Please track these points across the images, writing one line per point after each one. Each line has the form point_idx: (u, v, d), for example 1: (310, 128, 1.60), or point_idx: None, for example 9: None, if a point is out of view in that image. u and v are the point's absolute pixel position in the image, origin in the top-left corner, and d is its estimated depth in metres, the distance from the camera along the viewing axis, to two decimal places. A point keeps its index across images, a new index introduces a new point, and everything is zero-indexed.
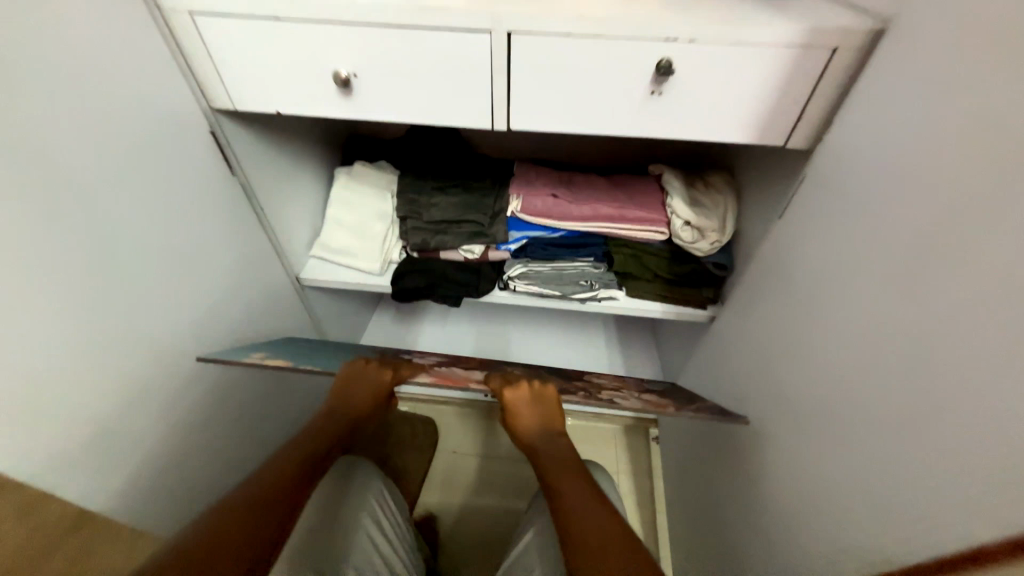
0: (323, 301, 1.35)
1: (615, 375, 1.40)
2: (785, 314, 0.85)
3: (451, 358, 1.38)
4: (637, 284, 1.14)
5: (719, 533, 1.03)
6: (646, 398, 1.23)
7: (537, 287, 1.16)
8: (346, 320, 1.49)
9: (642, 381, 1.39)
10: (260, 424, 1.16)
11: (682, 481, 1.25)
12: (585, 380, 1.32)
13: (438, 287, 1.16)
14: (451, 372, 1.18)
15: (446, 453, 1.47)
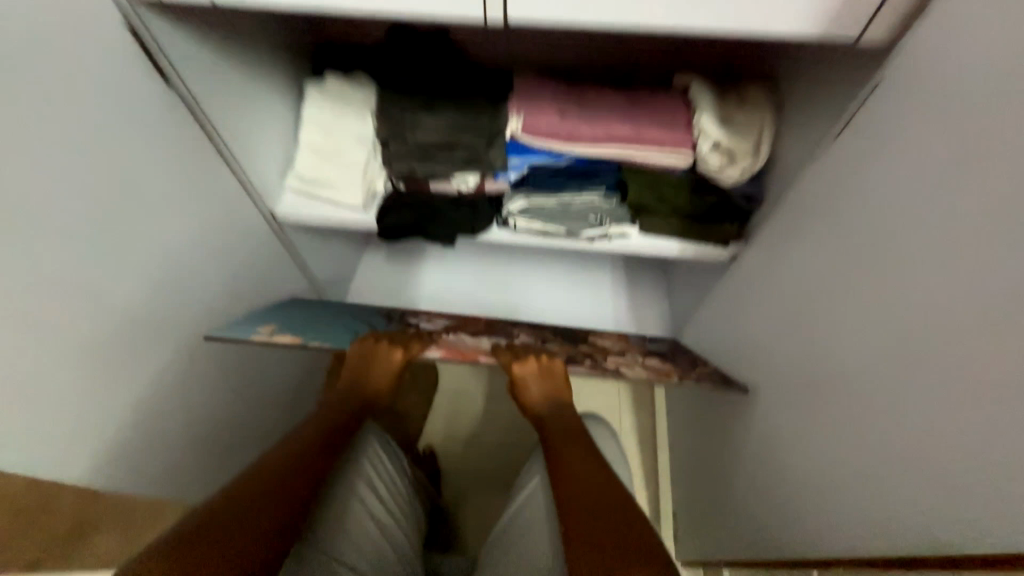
0: (309, 242, 1.25)
1: (620, 334, 1.35)
2: (841, 267, 0.76)
3: (461, 318, 1.38)
4: (653, 218, 1.00)
5: (742, 475, 1.02)
6: (650, 363, 1.18)
7: (539, 223, 1.03)
8: (334, 261, 1.39)
9: (644, 339, 1.35)
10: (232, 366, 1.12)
11: (695, 423, 1.24)
12: (592, 338, 1.31)
13: (430, 226, 1.06)
14: (462, 343, 1.20)
15: (449, 392, 1.43)
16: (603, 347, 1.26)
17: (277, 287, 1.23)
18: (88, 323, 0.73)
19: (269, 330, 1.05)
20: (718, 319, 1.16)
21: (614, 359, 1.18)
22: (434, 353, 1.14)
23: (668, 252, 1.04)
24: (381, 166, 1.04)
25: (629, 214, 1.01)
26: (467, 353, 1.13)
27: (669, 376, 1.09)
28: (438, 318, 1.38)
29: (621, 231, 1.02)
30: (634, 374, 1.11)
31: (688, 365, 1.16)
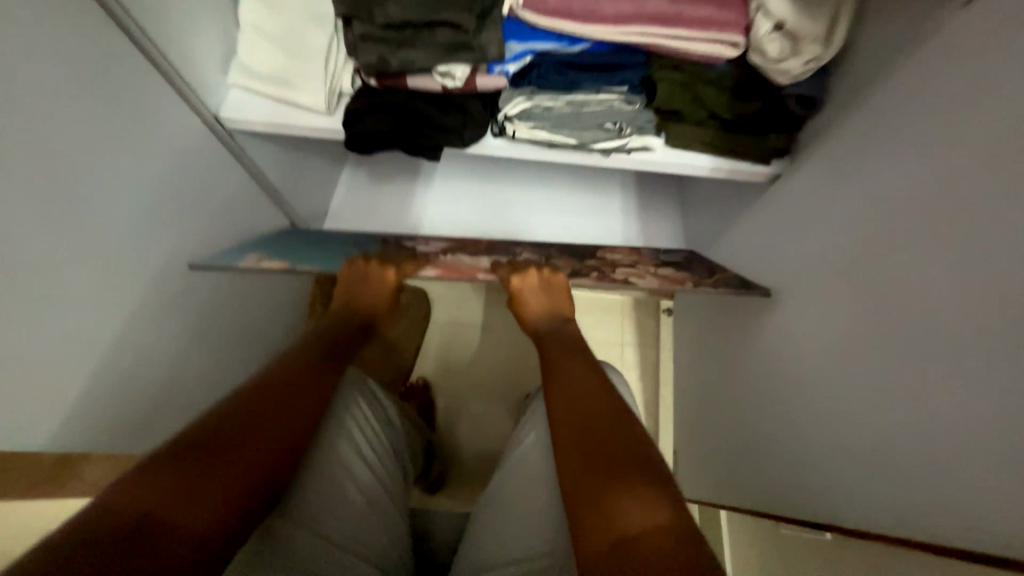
0: (273, 155, 1.05)
1: (630, 249, 1.22)
2: (923, 192, 0.60)
3: (460, 239, 1.26)
4: (684, 127, 0.82)
5: (753, 423, 0.93)
6: (662, 274, 1.08)
7: (546, 132, 0.82)
8: (306, 180, 1.21)
9: (659, 253, 1.22)
10: (211, 305, 1.00)
11: (697, 357, 1.17)
12: (601, 254, 1.20)
13: (415, 139, 0.85)
14: (462, 263, 1.12)
15: (440, 326, 1.36)
16: (612, 261, 1.16)
17: (250, 214, 1.07)
18: (34, 263, 0.60)
19: (258, 258, 1.02)
20: (741, 245, 1.01)
21: (626, 274, 1.09)
22: (430, 272, 1.07)
23: (695, 170, 0.87)
24: (347, 57, 0.86)
25: (654, 121, 0.83)
26: (464, 270, 1.06)
27: (684, 285, 0.99)
28: (436, 241, 1.26)
29: (645, 143, 0.84)
30: (645, 283, 1.03)
31: (705, 272, 1.05)
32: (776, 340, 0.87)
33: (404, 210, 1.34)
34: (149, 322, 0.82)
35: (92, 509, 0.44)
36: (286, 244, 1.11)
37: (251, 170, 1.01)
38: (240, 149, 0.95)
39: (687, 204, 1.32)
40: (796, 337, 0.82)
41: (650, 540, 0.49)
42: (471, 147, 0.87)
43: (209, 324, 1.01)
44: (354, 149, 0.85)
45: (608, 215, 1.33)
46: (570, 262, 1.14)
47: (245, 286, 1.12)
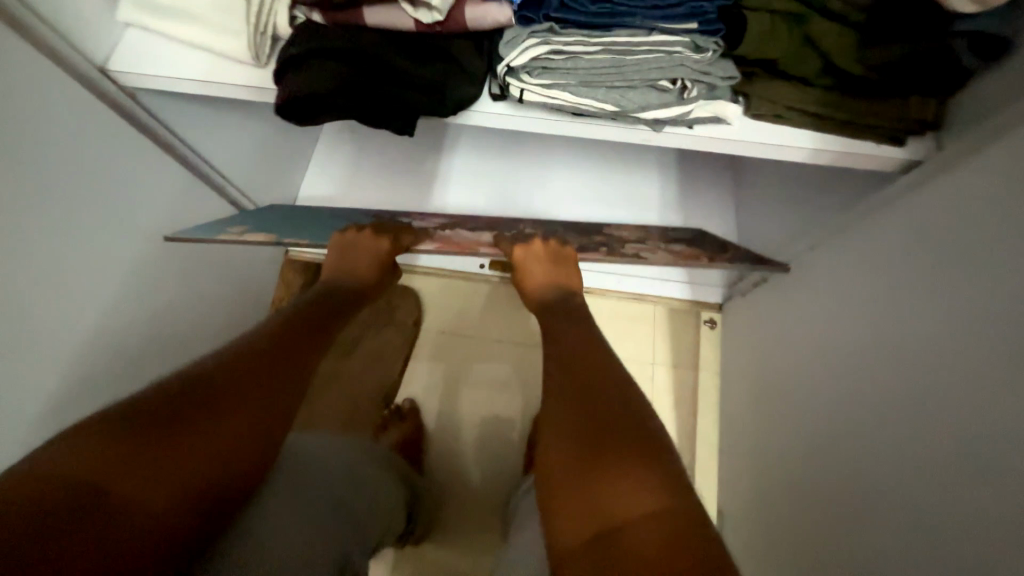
0: (213, 127, 0.80)
1: (635, 226, 0.97)
2: None
3: (455, 216, 0.98)
4: (774, 86, 0.55)
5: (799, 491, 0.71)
6: (674, 250, 0.83)
7: (571, 93, 0.55)
8: (271, 161, 0.98)
9: (665, 229, 0.96)
10: (169, 326, 0.80)
11: (747, 388, 0.93)
12: (609, 231, 0.95)
13: (376, 102, 0.56)
14: (461, 237, 0.84)
15: (431, 333, 1.12)
16: (621, 237, 0.89)
17: (196, 200, 0.83)
18: None
19: (243, 231, 0.80)
20: (816, 253, 0.74)
21: (642, 244, 0.84)
22: (432, 244, 0.81)
23: (788, 153, 0.59)
24: None
25: (737, 79, 0.54)
26: (465, 245, 0.81)
27: (698, 259, 0.77)
28: (435, 221, 0.96)
29: (714, 113, 0.56)
30: (659, 258, 0.78)
31: (716, 249, 0.84)
32: (852, 392, 0.61)
33: (396, 191, 1.07)
34: (63, 342, 0.61)
35: (19, 476, 0.36)
36: (273, 214, 0.92)
37: (179, 157, 0.76)
38: (155, 121, 0.70)
39: (742, 190, 1.04)
40: (878, 399, 0.56)
41: (642, 548, 0.38)
42: (460, 114, 0.60)
43: (161, 340, 0.78)
44: (297, 120, 0.58)
45: (642, 201, 1.05)
46: (585, 238, 0.89)
47: (209, 297, 0.89)
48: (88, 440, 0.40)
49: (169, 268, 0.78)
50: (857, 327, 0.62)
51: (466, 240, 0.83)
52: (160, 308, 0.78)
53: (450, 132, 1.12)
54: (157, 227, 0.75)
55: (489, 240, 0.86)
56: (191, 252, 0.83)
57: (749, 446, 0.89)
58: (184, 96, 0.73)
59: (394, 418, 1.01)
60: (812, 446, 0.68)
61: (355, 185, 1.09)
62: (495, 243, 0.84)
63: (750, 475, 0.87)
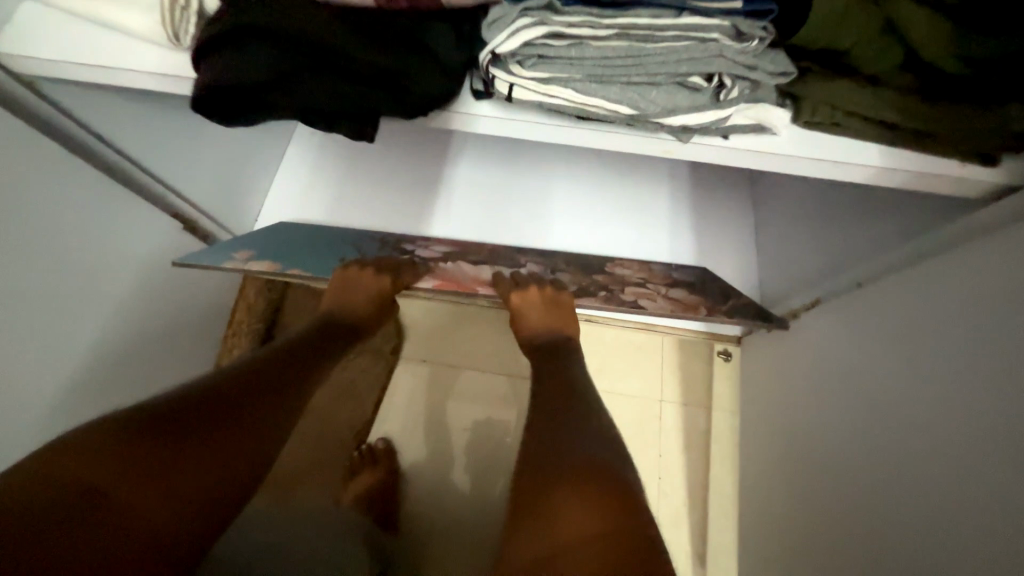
0: (158, 129, 0.67)
1: (639, 261, 0.89)
2: None
3: (462, 244, 0.90)
4: (833, 87, 0.43)
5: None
6: (673, 296, 0.79)
7: (575, 90, 0.43)
8: (238, 164, 0.85)
9: (669, 266, 0.88)
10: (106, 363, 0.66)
11: (764, 434, 0.81)
12: (607, 266, 0.87)
13: (322, 96, 0.43)
14: (460, 273, 0.82)
15: (413, 363, 0.97)
16: (620, 275, 0.84)
17: (142, 216, 0.70)
18: None
19: (248, 257, 0.80)
20: (867, 290, 0.62)
21: (643, 285, 0.81)
22: (429, 279, 0.81)
23: (848, 173, 0.47)
24: None
25: (792, 76, 0.42)
26: (465, 285, 0.80)
27: (697, 312, 0.76)
28: (439, 247, 0.89)
29: (756, 121, 0.45)
30: (653, 306, 0.76)
31: (720, 296, 0.81)
32: (933, 470, 0.48)
33: (379, 208, 0.94)
34: None
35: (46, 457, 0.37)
36: (273, 236, 0.88)
37: (102, 163, 0.62)
38: (82, 129, 0.58)
39: (762, 210, 0.93)
40: (985, 467, 0.43)
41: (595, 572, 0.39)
42: (439, 115, 0.48)
43: (90, 381, 0.63)
44: (221, 120, 0.45)
45: (651, 218, 0.94)
46: (591, 278, 0.83)
47: (157, 325, 0.75)
48: (102, 431, 0.40)
49: (107, 290, 0.65)
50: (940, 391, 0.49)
51: (466, 278, 0.81)
52: (90, 344, 0.63)
53: (453, 143, 0.99)
54: (91, 249, 0.62)
55: (494, 275, 0.81)
56: (138, 277, 0.71)
57: (772, 506, 0.76)
58: (109, 88, 0.60)
59: (366, 460, 0.88)
60: (875, 529, 0.54)
61: (336, 194, 0.96)
62: (494, 282, 0.80)
63: (778, 543, 0.74)
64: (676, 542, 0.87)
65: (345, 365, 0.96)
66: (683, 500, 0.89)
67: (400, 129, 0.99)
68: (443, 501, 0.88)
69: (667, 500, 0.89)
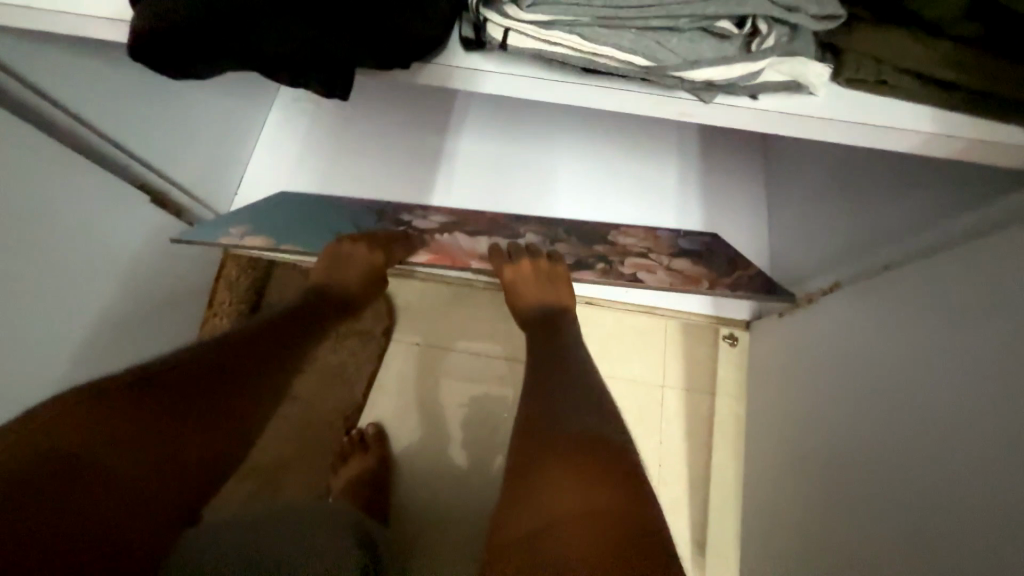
0: (117, 90, 0.60)
1: (644, 228, 0.84)
2: None
3: (462, 214, 0.84)
4: (882, 36, 0.37)
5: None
6: (676, 268, 0.78)
7: (582, 36, 0.37)
8: (215, 132, 0.78)
9: (676, 234, 0.84)
10: (77, 347, 0.61)
11: (771, 423, 0.77)
12: (609, 233, 0.83)
13: (285, 47, 0.37)
14: (456, 245, 0.80)
15: (405, 345, 0.93)
16: (621, 246, 0.82)
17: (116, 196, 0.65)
18: None
19: (244, 231, 0.80)
20: (893, 274, 0.56)
21: (644, 257, 0.79)
22: (423, 252, 0.80)
23: (892, 141, 0.41)
24: None
25: (841, 21, 0.35)
26: (458, 259, 0.79)
27: (698, 285, 0.76)
28: (439, 217, 0.84)
29: (792, 77, 0.38)
30: (653, 280, 0.77)
31: (726, 266, 0.79)
32: (953, 470, 0.44)
33: (369, 180, 0.88)
34: None
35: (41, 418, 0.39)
36: (272, 206, 0.85)
37: (56, 123, 0.55)
38: (32, 91, 0.52)
39: (776, 186, 0.87)
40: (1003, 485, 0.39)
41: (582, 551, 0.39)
42: (423, 69, 0.42)
43: (59, 369, 0.58)
44: (171, 74, 0.39)
45: (659, 194, 0.87)
46: (587, 250, 0.81)
47: (134, 305, 0.69)
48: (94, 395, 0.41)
49: (78, 268, 0.60)
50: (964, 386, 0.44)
51: (461, 252, 0.80)
52: (58, 329, 0.58)
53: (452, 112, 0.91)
54: (58, 223, 0.56)
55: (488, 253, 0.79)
56: (119, 256, 0.66)
57: (776, 497, 0.73)
58: (58, 38, 0.53)
59: (356, 447, 0.85)
60: (880, 529, 0.51)
61: (320, 165, 0.89)
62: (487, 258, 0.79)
63: (779, 537, 0.71)
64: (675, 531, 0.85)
65: (336, 347, 0.92)
66: (684, 489, 0.87)
67: (390, 96, 0.91)
68: (437, 489, 0.85)
69: (667, 489, 0.87)
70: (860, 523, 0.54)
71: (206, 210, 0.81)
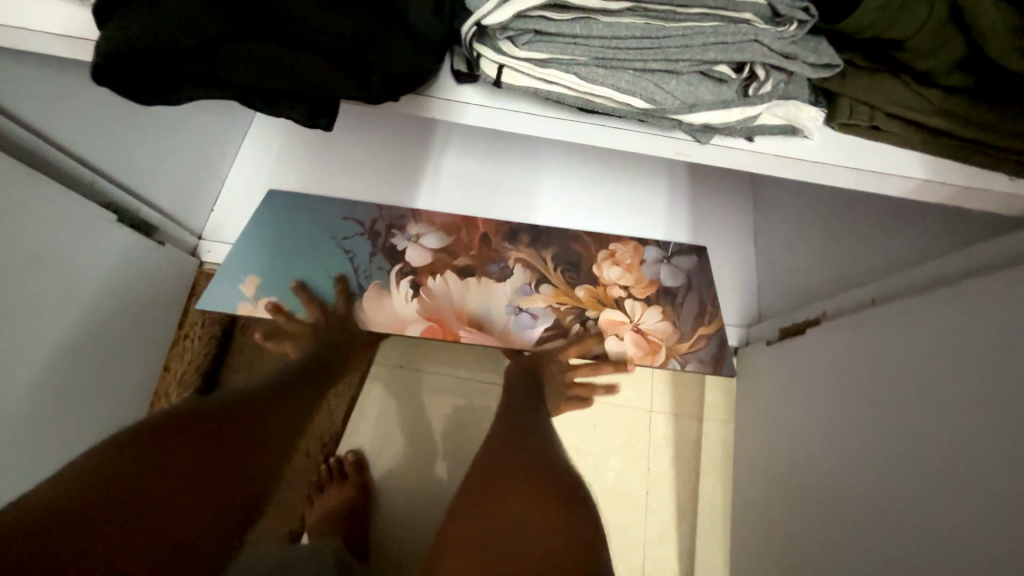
0: (87, 107, 0.56)
1: (634, 245, 0.86)
2: None
3: (454, 234, 0.83)
4: (879, 85, 0.37)
5: None
6: (645, 329, 0.81)
7: (579, 76, 0.36)
8: (195, 150, 0.75)
9: (664, 258, 0.85)
10: (39, 382, 0.56)
11: (759, 451, 0.77)
12: (595, 267, 0.83)
13: (268, 71, 0.35)
14: (444, 301, 0.80)
15: (388, 369, 0.88)
16: (605, 283, 0.83)
17: (94, 224, 0.61)
18: None
19: (256, 282, 0.80)
20: (881, 310, 0.56)
21: (621, 311, 0.82)
22: (414, 309, 0.79)
23: (886, 185, 0.41)
24: None
25: (837, 69, 0.36)
26: (445, 318, 0.79)
27: (654, 359, 0.79)
28: (429, 238, 0.83)
29: (788, 122, 0.38)
30: (616, 350, 0.80)
31: (690, 326, 0.82)
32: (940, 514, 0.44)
33: (352, 198, 0.85)
34: None
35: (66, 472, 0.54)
36: (263, 225, 0.83)
37: (21, 145, 0.52)
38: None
39: (764, 212, 0.88)
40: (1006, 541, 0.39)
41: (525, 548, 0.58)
42: (414, 101, 0.40)
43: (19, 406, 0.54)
44: (136, 99, 0.35)
45: (648, 218, 0.87)
46: (574, 301, 0.81)
47: (106, 333, 0.65)
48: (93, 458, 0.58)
49: (49, 299, 0.56)
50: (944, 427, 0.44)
51: (450, 313, 0.79)
52: (17, 363, 0.53)
53: (439, 131, 0.89)
54: (27, 250, 0.52)
55: (479, 308, 0.80)
56: (90, 284, 0.61)
57: (762, 528, 0.72)
58: (35, 57, 0.50)
59: (335, 475, 0.81)
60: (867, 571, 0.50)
61: (303, 182, 0.86)
62: (475, 320, 0.79)
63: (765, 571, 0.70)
64: (662, 559, 0.83)
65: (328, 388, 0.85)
66: (674, 518, 0.85)
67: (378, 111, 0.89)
68: (422, 521, 0.81)
69: (654, 516, 0.85)
70: (844, 559, 0.53)
71: (179, 229, 0.77)
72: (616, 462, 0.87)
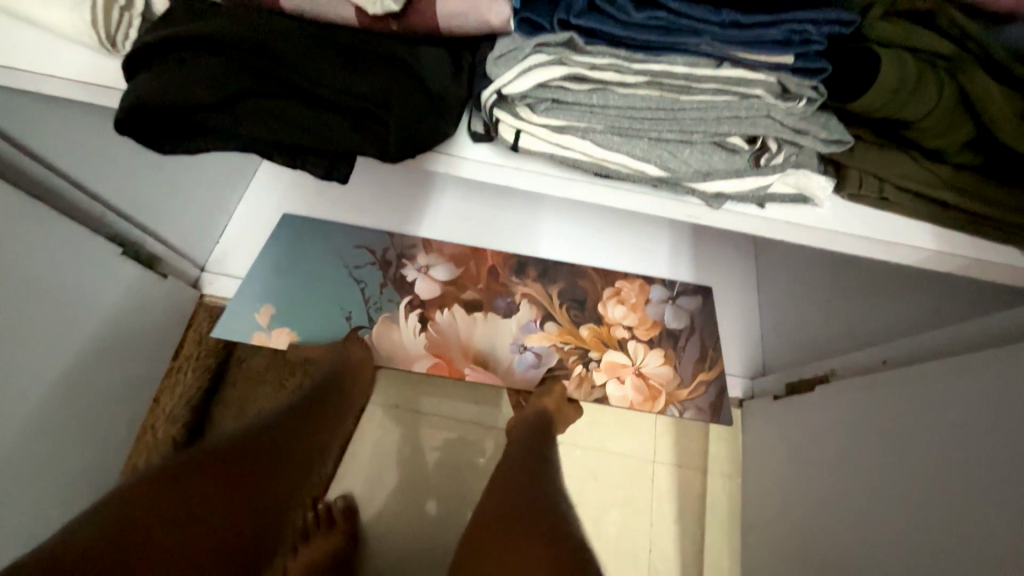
0: (109, 142, 0.58)
1: (640, 283, 0.85)
2: None
3: (464, 265, 0.83)
4: (884, 154, 0.37)
5: None
6: (647, 372, 0.80)
7: (595, 143, 0.37)
8: (209, 180, 0.76)
9: (668, 299, 0.85)
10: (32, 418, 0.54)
11: (769, 506, 0.73)
12: (601, 306, 0.83)
13: (287, 127, 0.35)
14: (451, 336, 0.79)
15: (383, 409, 0.85)
16: (610, 322, 0.82)
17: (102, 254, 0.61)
18: None
19: (270, 312, 0.79)
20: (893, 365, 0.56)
21: (623, 353, 0.80)
22: (422, 344, 0.78)
23: (896, 250, 0.41)
24: None
25: (847, 145, 0.37)
26: (451, 353, 0.78)
27: (653, 405, 0.78)
28: (439, 269, 0.83)
29: (798, 190, 0.39)
30: (616, 395, 0.78)
31: (691, 371, 0.81)
32: None
33: (360, 230, 0.85)
34: None
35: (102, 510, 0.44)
36: (272, 252, 0.83)
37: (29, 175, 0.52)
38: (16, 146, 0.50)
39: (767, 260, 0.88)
40: None
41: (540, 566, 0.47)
42: (428, 158, 0.40)
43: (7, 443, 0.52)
44: (156, 147, 0.36)
45: (654, 259, 0.88)
46: (577, 340, 0.80)
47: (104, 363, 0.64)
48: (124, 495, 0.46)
49: (51, 329, 0.55)
50: (956, 493, 0.43)
51: (457, 351, 0.78)
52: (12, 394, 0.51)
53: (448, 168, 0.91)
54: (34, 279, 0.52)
55: (487, 346, 0.79)
56: (94, 312, 0.61)
57: None
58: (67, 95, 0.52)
59: (321, 523, 0.76)
60: None
61: (312, 212, 0.87)
62: (481, 358, 0.78)
63: None
64: None
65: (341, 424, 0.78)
66: None
67: None
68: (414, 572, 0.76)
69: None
70: None
71: (183, 259, 0.77)
72: (619, 512, 0.83)
